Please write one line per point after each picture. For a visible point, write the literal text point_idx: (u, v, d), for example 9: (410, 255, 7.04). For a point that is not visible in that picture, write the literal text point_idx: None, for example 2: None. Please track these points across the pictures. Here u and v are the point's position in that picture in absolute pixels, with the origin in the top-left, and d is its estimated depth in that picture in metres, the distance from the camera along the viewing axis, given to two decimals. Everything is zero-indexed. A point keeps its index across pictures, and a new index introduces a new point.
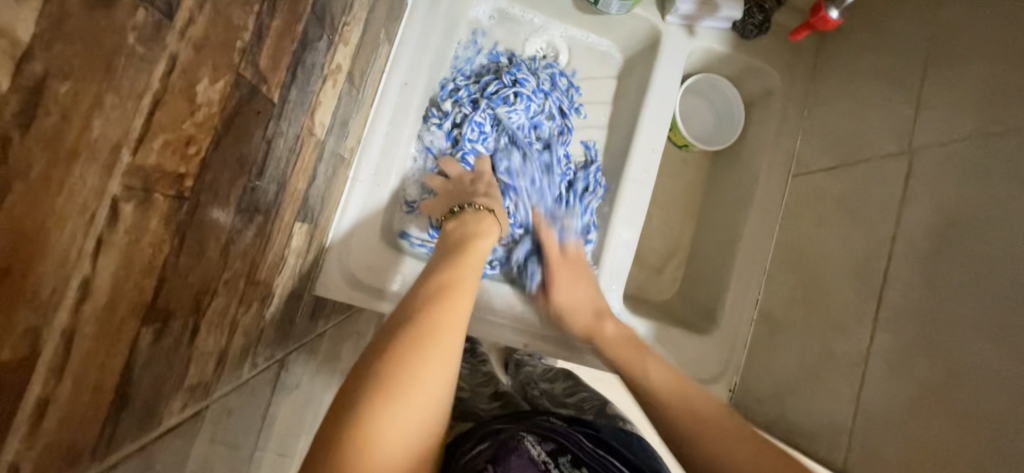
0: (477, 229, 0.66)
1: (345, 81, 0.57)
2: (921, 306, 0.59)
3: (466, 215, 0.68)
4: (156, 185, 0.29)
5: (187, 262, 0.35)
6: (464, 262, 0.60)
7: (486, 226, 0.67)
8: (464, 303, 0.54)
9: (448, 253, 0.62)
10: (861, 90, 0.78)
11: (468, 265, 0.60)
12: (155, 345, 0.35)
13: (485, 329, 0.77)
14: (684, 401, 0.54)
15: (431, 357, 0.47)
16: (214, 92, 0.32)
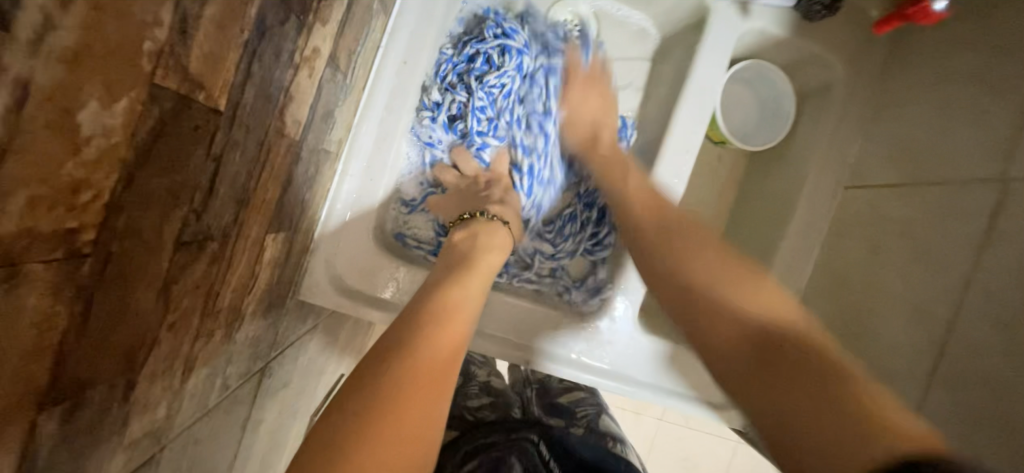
0: (486, 244, 0.60)
1: (327, 66, 0.48)
2: (993, 373, 0.50)
3: (474, 228, 0.61)
4: (27, 254, 0.21)
5: (104, 325, 0.28)
6: (466, 279, 0.54)
7: (500, 241, 0.61)
8: (466, 329, 0.49)
9: (451, 269, 0.55)
10: (946, 96, 0.66)
11: (473, 283, 0.54)
12: (67, 422, 0.28)
13: (478, 341, 0.69)
14: (761, 309, 0.51)
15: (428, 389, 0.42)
16: (113, 117, 0.23)
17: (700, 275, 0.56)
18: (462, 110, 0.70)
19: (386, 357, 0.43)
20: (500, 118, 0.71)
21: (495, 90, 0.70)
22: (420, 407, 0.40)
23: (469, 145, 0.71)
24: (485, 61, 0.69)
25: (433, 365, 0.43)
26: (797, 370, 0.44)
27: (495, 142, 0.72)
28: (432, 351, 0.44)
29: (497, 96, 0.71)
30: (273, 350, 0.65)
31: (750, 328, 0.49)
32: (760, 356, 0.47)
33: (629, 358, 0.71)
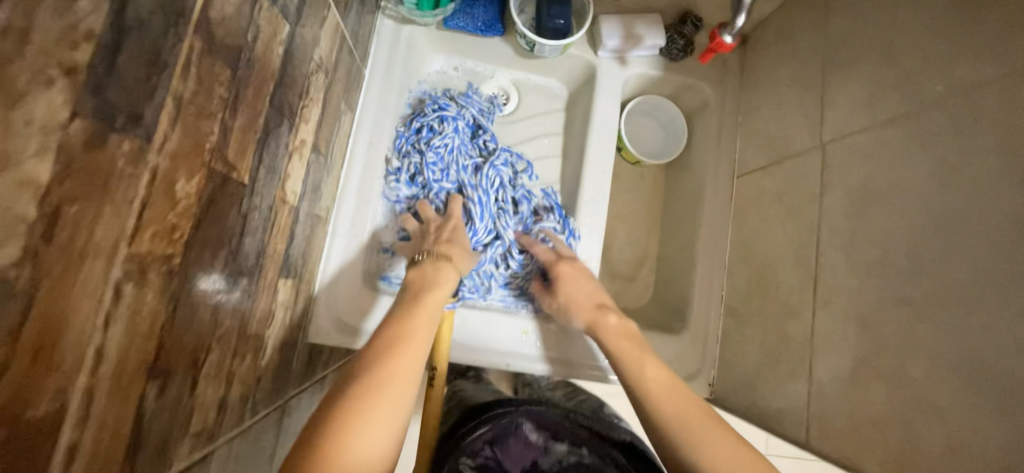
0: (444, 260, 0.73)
1: (311, 151, 0.66)
2: (848, 284, 0.63)
3: (425, 265, 0.71)
4: (150, 267, 0.37)
5: (181, 324, 0.43)
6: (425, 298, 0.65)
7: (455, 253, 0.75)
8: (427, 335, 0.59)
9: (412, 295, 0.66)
10: (778, 94, 0.86)
11: (432, 305, 0.64)
12: (160, 397, 0.42)
13: (469, 355, 0.84)
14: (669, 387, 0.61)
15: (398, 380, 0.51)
16: (190, 187, 0.40)
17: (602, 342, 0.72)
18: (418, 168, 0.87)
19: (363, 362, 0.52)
20: (450, 167, 0.88)
21: (441, 145, 0.88)
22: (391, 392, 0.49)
23: (428, 193, 0.87)
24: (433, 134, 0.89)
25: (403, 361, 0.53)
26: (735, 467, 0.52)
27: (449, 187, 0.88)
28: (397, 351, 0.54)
29: (444, 153, 0.88)
30: (291, 390, 0.77)
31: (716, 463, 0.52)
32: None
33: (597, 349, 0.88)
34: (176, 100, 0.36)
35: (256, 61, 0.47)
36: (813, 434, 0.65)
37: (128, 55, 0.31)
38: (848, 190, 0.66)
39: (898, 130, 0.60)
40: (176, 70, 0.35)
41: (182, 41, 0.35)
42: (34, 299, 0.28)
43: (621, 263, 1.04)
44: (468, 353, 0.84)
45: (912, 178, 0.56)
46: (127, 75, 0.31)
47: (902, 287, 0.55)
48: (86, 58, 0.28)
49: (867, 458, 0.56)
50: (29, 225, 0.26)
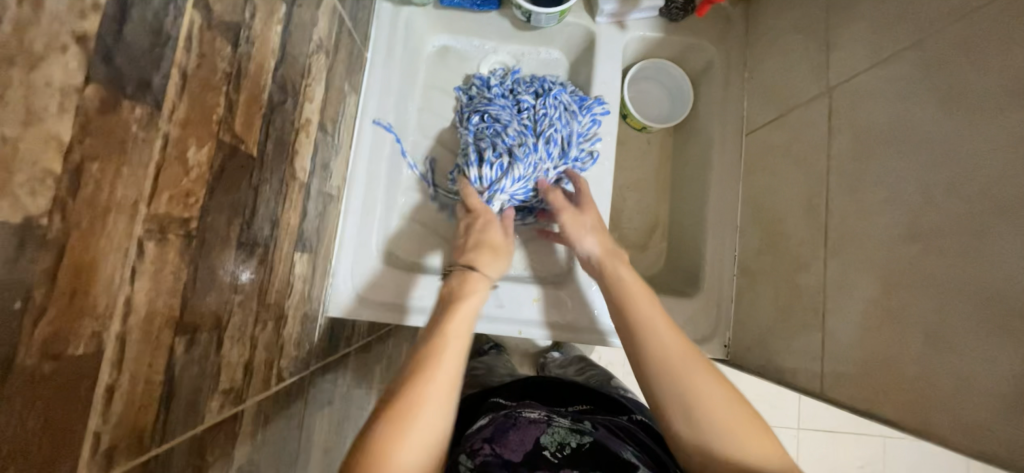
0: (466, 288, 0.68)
1: (317, 130, 0.69)
2: (862, 225, 0.61)
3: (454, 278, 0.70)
4: (168, 228, 0.40)
5: (203, 286, 0.46)
6: (471, 291, 0.68)
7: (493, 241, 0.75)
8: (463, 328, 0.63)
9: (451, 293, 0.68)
10: (783, 44, 0.84)
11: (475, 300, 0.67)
12: (188, 352, 0.45)
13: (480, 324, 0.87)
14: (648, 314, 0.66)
15: (424, 417, 0.52)
16: (201, 154, 0.43)
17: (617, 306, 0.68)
18: (494, 94, 0.90)
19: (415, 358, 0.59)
20: (492, 110, 0.87)
21: (495, 92, 0.90)
22: (439, 387, 0.55)
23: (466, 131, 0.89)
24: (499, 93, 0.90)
25: (430, 406, 0.53)
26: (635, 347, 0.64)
27: (478, 136, 0.87)
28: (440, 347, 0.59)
29: (510, 94, 0.91)
30: (316, 361, 0.81)
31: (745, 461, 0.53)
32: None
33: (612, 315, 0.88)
34: (181, 71, 0.39)
35: (256, 39, 0.50)
36: (829, 382, 0.64)
37: (132, 26, 0.34)
38: (854, 132, 0.64)
39: (908, 62, 0.58)
40: (179, 43, 0.38)
41: (182, 15, 0.38)
42: (65, 247, 0.31)
43: (631, 231, 1.04)
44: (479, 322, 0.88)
45: (923, 115, 0.55)
46: (134, 45, 0.34)
47: (914, 227, 0.54)
48: (94, 27, 0.31)
49: (882, 399, 0.56)
50: (56, 178, 0.29)
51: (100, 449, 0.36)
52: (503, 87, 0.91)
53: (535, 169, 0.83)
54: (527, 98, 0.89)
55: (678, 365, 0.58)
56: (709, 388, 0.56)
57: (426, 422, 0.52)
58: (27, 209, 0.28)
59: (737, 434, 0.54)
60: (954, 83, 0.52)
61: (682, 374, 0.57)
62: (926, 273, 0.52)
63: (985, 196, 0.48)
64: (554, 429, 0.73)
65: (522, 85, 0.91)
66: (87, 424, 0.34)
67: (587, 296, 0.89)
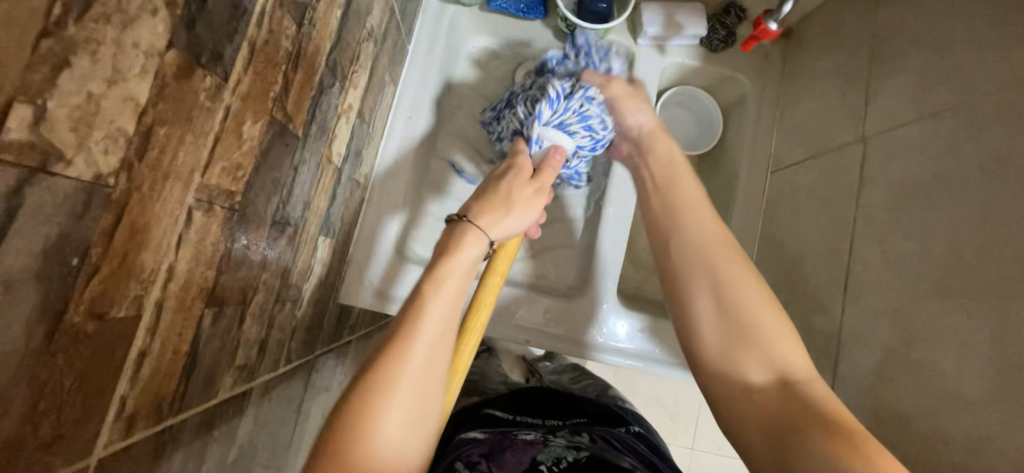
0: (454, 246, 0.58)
1: (356, 116, 0.69)
2: (887, 278, 0.62)
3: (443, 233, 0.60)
4: (216, 200, 0.40)
5: (236, 260, 0.46)
6: (463, 245, 0.58)
7: (507, 197, 0.63)
8: (444, 293, 0.55)
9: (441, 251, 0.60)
10: (819, 88, 0.85)
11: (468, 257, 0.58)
12: (213, 324, 0.45)
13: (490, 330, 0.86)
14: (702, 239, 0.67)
15: (403, 386, 0.50)
16: (255, 129, 0.43)
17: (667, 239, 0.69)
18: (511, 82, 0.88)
19: (396, 320, 0.55)
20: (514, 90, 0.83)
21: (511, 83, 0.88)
22: (412, 361, 0.51)
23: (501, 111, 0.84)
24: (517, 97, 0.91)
25: (412, 376, 0.51)
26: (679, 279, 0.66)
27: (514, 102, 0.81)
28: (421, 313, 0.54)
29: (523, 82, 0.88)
30: (320, 346, 0.80)
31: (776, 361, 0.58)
32: (782, 399, 0.55)
33: (621, 335, 0.89)
34: (250, 45, 0.39)
35: (318, 21, 0.50)
36: None
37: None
38: (887, 185, 0.65)
39: (950, 122, 0.59)
40: (253, 18, 0.38)
41: None
42: (124, 210, 0.31)
43: (645, 254, 1.04)
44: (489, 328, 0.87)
45: (961, 176, 0.56)
46: (214, 14, 0.34)
47: (942, 284, 0.55)
48: None
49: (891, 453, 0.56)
50: (128, 139, 0.29)
51: (123, 414, 0.35)
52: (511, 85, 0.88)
53: (579, 95, 0.75)
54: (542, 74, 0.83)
55: (719, 253, 0.65)
56: (748, 289, 0.62)
57: (399, 401, 0.49)
58: (98, 167, 0.28)
59: (770, 338, 0.59)
60: (996, 148, 0.53)
61: (720, 264, 0.64)
62: (950, 333, 0.53)
63: (1017, 263, 0.48)
64: (551, 447, 0.75)
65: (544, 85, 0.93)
66: (116, 388, 0.34)
67: (597, 314, 0.89)
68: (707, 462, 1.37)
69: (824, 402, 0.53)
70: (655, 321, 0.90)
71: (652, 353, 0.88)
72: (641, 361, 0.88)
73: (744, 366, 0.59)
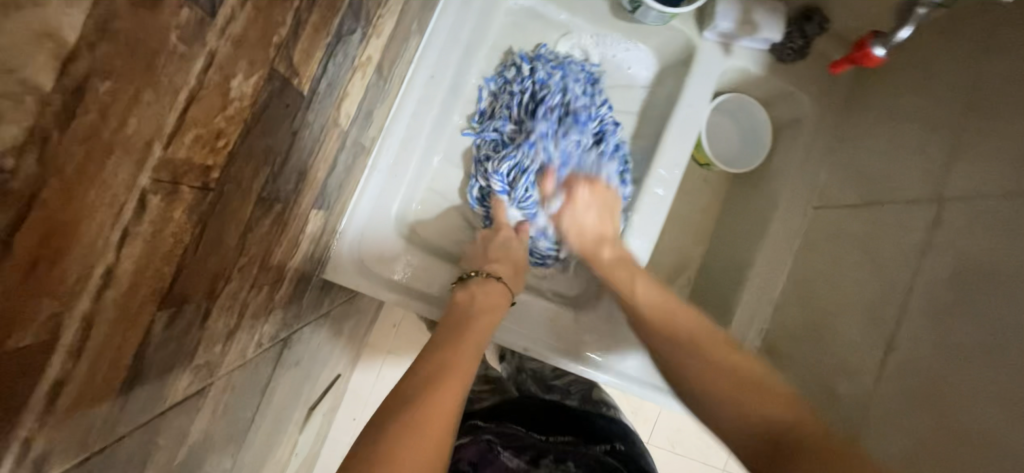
0: (484, 303, 0.69)
1: (374, 72, 0.57)
2: (936, 360, 0.58)
3: (473, 285, 0.71)
4: (183, 178, 0.29)
5: (206, 249, 0.36)
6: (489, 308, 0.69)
7: (517, 260, 0.77)
8: (482, 341, 0.63)
9: (474, 305, 0.69)
10: (893, 127, 0.76)
11: (493, 316, 0.68)
12: (168, 328, 0.35)
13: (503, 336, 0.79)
14: (668, 304, 0.65)
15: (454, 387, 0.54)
16: (248, 86, 0.32)
17: (639, 301, 0.67)
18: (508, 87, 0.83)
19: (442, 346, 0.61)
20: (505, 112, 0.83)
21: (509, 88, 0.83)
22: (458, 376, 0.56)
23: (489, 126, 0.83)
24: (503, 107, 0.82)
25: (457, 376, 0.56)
26: (674, 340, 0.61)
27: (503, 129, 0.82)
28: (458, 353, 0.60)
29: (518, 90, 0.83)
30: (296, 324, 0.71)
31: (723, 368, 0.55)
32: (773, 445, 0.47)
33: (621, 351, 0.82)
34: None
35: None
36: None
37: None
38: (958, 260, 0.60)
39: None
40: None
41: None
42: (33, 202, 0.20)
43: (659, 268, 0.97)
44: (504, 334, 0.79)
45: None
46: None
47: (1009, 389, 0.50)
48: None
49: None
50: (45, 99, 0.19)
51: (27, 458, 0.26)
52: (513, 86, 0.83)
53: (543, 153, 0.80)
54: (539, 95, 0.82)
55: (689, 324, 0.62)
56: (701, 323, 0.61)
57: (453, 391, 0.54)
58: None
59: (722, 380, 0.54)
60: None
61: (663, 332, 0.62)
62: (998, 446, 0.49)
63: None
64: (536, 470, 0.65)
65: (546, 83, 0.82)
66: (14, 431, 0.25)
67: (604, 329, 0.82)
68: (658, 455, 1.35)
69: (749, 372, 0.54)
70: None
71: (650, 376, 0.82)
72: (639, 384, 0.82)
73: (684, 330, 0.61)
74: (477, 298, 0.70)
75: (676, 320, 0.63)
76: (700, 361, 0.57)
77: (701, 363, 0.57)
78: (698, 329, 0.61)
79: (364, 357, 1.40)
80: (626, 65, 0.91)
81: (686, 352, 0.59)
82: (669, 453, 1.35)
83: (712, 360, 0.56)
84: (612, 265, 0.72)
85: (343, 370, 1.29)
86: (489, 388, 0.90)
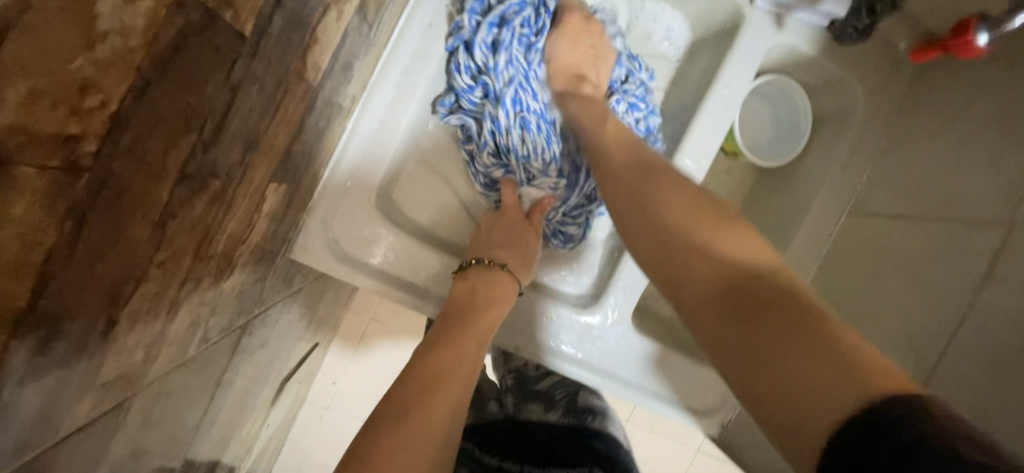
0: (487, 297, 0.60)
1: (355, 13, 0.45)
2: (978, 406, 0.50)
3: (475, 275, 0.62)
4: (20, 154, 0.19)
5: (94, 250, 0.25)
6: (492, 304, 0.60)
7: (526, 243, 0.66)
8: (484, 340, 0.56)
9: (476, 297, 0.60)
10: (961, 130, 0.66)
11: (499, 309, 0.60)
12: (41, 354, 0.26)
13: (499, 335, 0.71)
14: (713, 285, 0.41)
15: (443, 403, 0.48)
16: (135, 15, 0.21)
17: (729, 251, 0.42)
18: (465, 57, 0.67)
19: (437, 346, 0.53)
20: (475, 85, 0.68)
21: (466, 57, 0.66)
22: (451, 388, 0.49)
23: (462, 110, 0.69)
24: (470, 74, 0.67)
25: (449, 390, 0.49)
26: (755, 315, 0.37)
27: (478, 109, 0.69)
28: (458, 357, 0.52)
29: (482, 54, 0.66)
30: (257, 309, 0.62)
31: (733, 261, 0.41)
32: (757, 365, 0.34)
33: (619, 357, 0.74)
34: None
35: None
36: None
37: None
38: (1020, 291, 0.51)
39: None
40: None
41: None
42: None
43: None
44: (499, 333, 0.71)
45: None
46: None
47: None
48: None
49: None
50: None
51: None
52: (468, 57, 0.66)
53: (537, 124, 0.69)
54: (515, 54, 0.67)
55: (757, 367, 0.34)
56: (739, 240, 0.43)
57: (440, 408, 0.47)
58: None
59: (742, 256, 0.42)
60: None
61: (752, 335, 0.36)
62: None
63: None
64: None
65: (508, 35, 0.66)
66: None
67: (606, 332, 0.74)
68: (637, 435, 1.31)
69: (787, 297, 0.37)
70: (663, 349, 0.77)
71: (649, 385, 0.75)
72: (637, 392, 0.75)
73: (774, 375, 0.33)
74: (479, 291, 0.61)
75: (702, 231, 0.44)
76: (807, 333, 0.33)
77: (770, 376, 0.33)
78: (756, 259, 0.41)
79: (344, 327, 1.32)
80: (655, 33, 0.80)
81: (746, 353, 0.36)
82: (649, 433, 1.31)
83: (807, 387, 0.31)
84: (700, 247, 0.43)
85: (321, 340, 1.21)
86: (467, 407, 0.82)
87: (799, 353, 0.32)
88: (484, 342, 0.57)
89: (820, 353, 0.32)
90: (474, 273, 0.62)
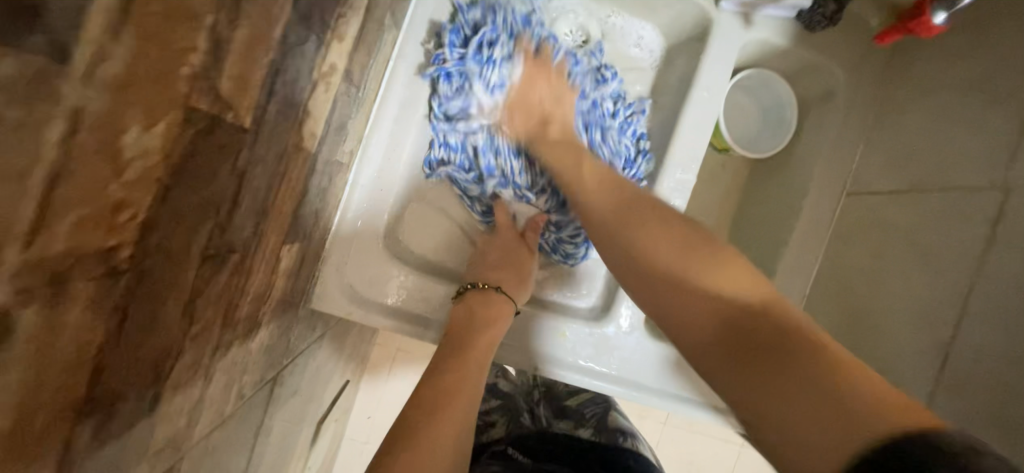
0: (485, 317, 0.63)
1: (342, 79, 0.49)
2: (1005, 371, 0.51)
3: (474, 296, 0.65)
4: (69, 274, 0.23)
5: (137, 336, 0.29)
6: (491, 324, 0.63)
7: (521, 261, 0.71)
8: (485, 360, 0.59)
9: (475, 316, 0.63)
10: (941, 102, 0.68)
11: (497, 328, 0.63)
12: (100, 432, 0.29)
13: (515, 356, 0.73)
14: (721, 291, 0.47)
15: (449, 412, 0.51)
16: (151, 140, 0.24)
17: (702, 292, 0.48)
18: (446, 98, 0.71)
19: (443, 369, 0.56)
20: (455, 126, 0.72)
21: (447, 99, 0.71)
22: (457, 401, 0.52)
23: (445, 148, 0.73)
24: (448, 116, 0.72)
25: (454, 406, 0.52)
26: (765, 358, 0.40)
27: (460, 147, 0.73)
28: (462, 378, 0.55)
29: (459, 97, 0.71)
30: (286, 360, 0.66)
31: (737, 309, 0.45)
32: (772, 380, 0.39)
33: (636, 364, 0.75)
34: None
35: None
36: None
37: None
38: None
39: None
40: None
41: None
42: None
43: None
44: (515, 355, 0.73)
45: None
46: None
47: None
48: None
49: None
50: None
51: None
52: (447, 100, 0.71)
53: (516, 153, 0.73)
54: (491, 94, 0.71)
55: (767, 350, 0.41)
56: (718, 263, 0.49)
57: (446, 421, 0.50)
58: None
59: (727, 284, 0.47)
60: None
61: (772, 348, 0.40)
62: None
63: None
64: None
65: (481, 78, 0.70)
66: None
67: (619, 340, 0.76)
68: (676, 436, 1.28)
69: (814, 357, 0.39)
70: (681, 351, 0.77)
71: (671, 387, 0.76)
72: (660, 397, 0.76)
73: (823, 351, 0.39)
74: (476, 311, 0.64)
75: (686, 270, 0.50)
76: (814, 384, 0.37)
77: (804, 410, 0.36)
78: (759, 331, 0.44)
79: (371, 361, 1.36)
80: (629, 42, 0.82)
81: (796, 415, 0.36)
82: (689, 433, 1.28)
83: (844, 418, 0.34)
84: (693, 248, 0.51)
85: (352, 376, 1.25)
86: (497, 406, 0.84)
87: (809, 404, 0.36)
88: (487, 360, 0.60)
89: (835, 419, 0.34)
90: (473, 296, 0.65)
